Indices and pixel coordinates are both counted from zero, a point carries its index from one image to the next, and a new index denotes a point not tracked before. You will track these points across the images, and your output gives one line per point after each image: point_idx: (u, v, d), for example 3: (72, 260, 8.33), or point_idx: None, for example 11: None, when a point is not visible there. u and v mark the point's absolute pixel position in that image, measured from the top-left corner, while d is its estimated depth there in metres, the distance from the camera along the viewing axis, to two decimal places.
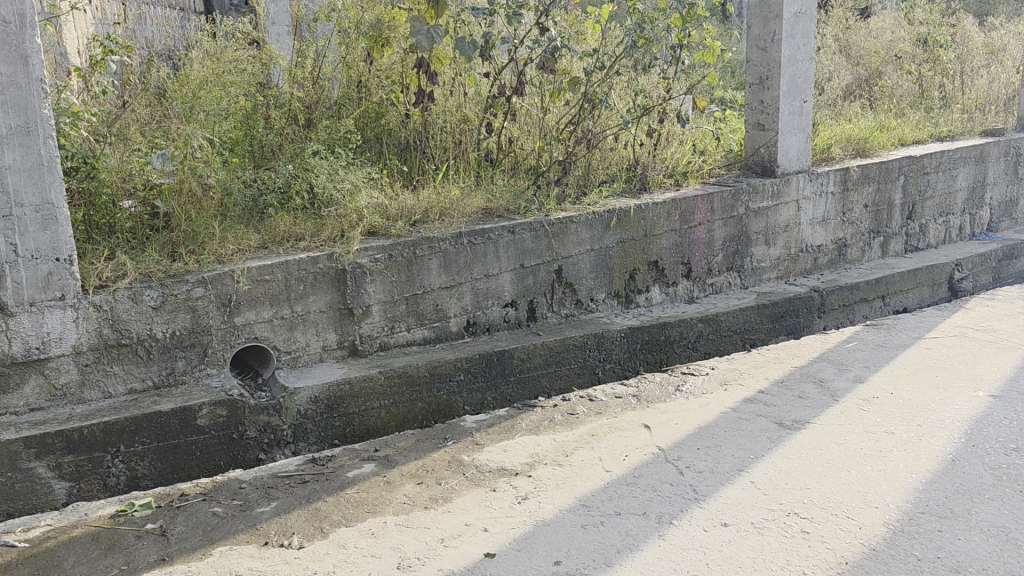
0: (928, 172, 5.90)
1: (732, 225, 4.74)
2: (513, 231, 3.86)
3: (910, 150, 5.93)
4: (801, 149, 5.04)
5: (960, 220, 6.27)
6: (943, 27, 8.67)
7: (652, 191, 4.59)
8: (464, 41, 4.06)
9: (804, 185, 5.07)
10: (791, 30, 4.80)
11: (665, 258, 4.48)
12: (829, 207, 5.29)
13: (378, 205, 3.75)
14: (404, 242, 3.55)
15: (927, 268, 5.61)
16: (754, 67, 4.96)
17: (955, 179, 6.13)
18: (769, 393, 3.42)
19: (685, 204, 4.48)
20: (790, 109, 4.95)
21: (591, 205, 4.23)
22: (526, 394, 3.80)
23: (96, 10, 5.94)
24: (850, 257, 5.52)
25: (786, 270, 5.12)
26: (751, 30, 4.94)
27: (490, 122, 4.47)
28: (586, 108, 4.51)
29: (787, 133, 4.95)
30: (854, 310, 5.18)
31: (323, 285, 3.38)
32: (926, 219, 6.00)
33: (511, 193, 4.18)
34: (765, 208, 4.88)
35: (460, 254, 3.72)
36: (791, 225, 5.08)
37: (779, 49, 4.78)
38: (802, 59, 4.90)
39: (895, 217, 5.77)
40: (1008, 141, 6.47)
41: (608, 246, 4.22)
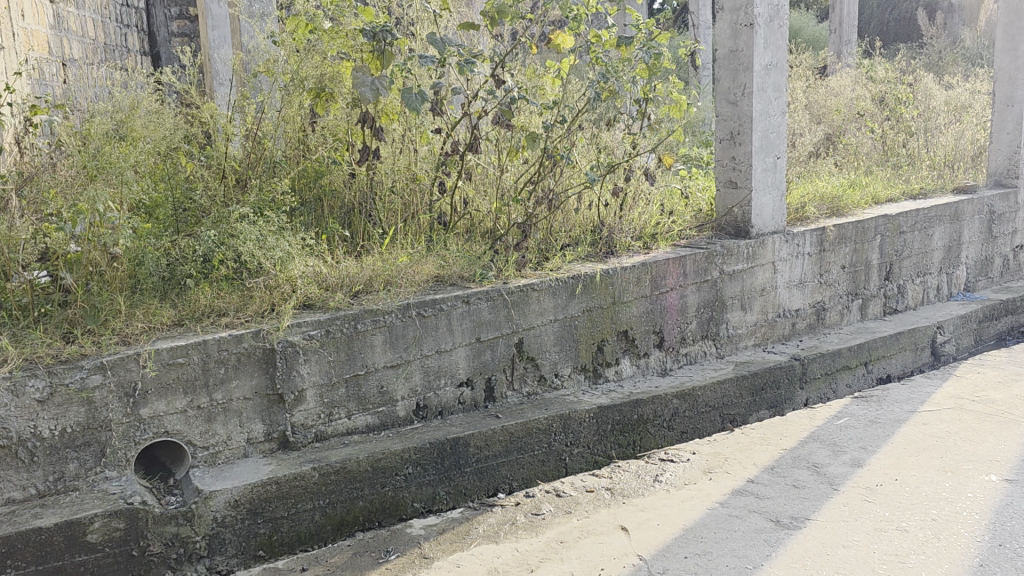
0: (904, 231, 5.65)
1: (706, 290, 4.40)
2: (468, 301, 3.46)
3: (884, 208, 5.69)
4: (776, 208, 4.76)
5: (938, 280, 6.01)
6: (904, 85, 8.59)
7: (621, 255, 4.25)
8: (412, 92, 3.71)
9: (779, 246, 4.77)
10: (762, 83, 4.57)
11: (635, 327, 4.10)
12: (806, 269, 4.98)
13: (316, 273, 3.33)
14: (344, 316, 3.13)
15: (909, 331, 5.30)
16: (724, 121, 4.69)
17: (931, 238, 5.89)
18: (759, 483, 3.02)
19: (656, 268, 4.13)
20: (763, 166, 4.66)
21: (553, 271, 3.85)
22: (484, 487, 3.35)
23: (33, 70, 5.58)
24: (829, 321, 5.20)
25: (763, 337, 4.78)
26: (720, 83, 4.69)
27: (442, 181, 4.10)
28: (547, 165, 4.17)
29: (760, 191, 4.67)
30: (837, 379, 4.83)
31: (248, 367, 2.93)
32: (904, 279, 5.73)
33: (466, 258, 3.80)
34: (740, 271, 4.56)
35: (408, 328, 3.30)
36: (768, 289, 4.75)
37: (751, 102, 4.53)
38: (774, 114, 4.66)
39: (873, 278, 5.48)
40: (981, 198, 6.27)
41: (573, 316, 3.84)
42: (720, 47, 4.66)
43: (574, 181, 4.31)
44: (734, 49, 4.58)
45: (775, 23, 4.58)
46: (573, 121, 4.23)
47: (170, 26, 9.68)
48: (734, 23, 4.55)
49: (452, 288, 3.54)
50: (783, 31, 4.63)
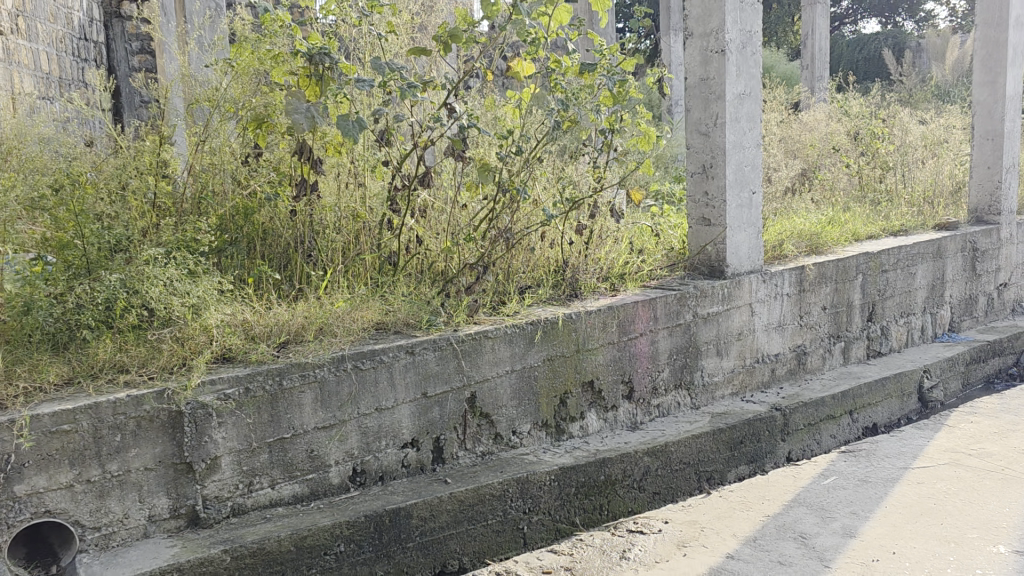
0: (886, 270, 5.36)
1: (679, 336, 4.05)
2: (412, 352, 3.09)
3: (865, 245, 5.41)
4: (752, 246, 4.45)
5: (922, 320, 5.72)
6: (879, 120, 8.40)
7: (585, 297, 3.91)
8: (349, 119, 3.28)
9: (756, 287, 4.46)
10: (735, 113, 4.28)
11: (601, 377, 3.74)
12: (785, 311, 4.67)
13: (238, 322, 2.95)
14: (266, 371, 2.75)
15: (895, 376, 4.99)
16: (694, 154, 4.39)
17: (914, 277, 5.60)
18: (740, 559, 2.66)
19: (624, 312, 3.79)
20: (738, 201, 4.35)
21: (510, 317, 3.50)
22: (429, 562, 2.97)
23: None
24: (811, 366, 4.88)
25: (741, 385, 4.44)
26: (691, 114, 4.39)
27: (390, 219, 3.74)
28: (505, 200, 3.83)
29: (735, 228, 4.35)
30: (821, 430, 4.49)
31: (151, 433, 2.54)
32: (888, 320, 5.43)
33: (413, 303, 3.43)
34: (715, 314, 4.22)
35: (343, 383, 2.92)
36: (745, 332, 4.42)
37: (723, 134, 4.23)
38: (748, 145, 4.37)
39: (855, 320, 5.17)
40: (964, 235, 6.01)
41: (533, 366, 3.47)
42: (690, 75, 4.36)
43: (534, 217, 3.98)
44: (705, 77, 4.29)
45: (748, 50, 4.30)
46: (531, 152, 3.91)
47: (129, 60, 9.38)
48: (704, 50, 4.27)
49: (395, 337, 3.17)
50: (756, 59, 4.35)
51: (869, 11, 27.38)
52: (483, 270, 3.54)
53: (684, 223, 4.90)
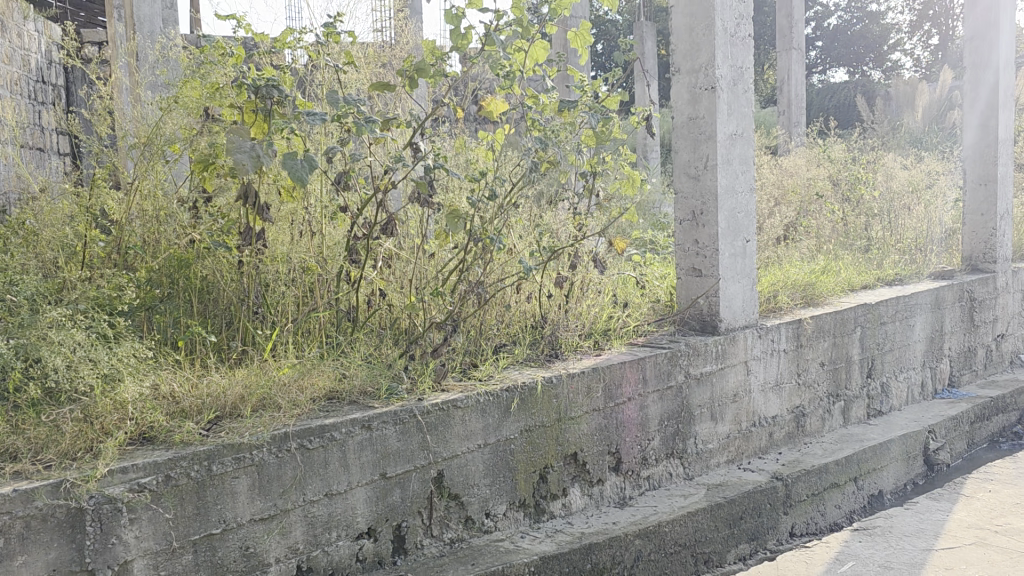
0: (885, 322, 5.03)
1: (670, 399, 3.66)
2: (369, 426, 2.67)
3: (862, 296, 5.08)
4: (746, 298, 4.09)
5: (921, 375, 5.39)
6: (863, 165, 8.17)
7: (568, 358, 3.51)
8: (295, 158, 2.84)
9: (752, 343, 4.09)
10: (727, 155, 3.95)
11: (586, 448, 3.33)
12: (782, 368, 4.29)
13: (163, 397, 2.52)
14: (192, 454, 2.31)
15: (900, 438, 4.62)
16: (683, 199, 4.05)
17: (912, 330, 5.28)
18: None
19: (610, 374, 3.39)
20: (731, 250, 3.99)
21: (484, 382, 3.09)
22: None
23: None
24: (810, 429, 4.49)
25: (737, 451, 4.04)
26: (679, 156, 4.05)
27: (347, 271, 3.33)
28: (478, 250, 3.45)
29: (729, 279, 3.99)
30: (825, 500, 4.09)
31: (43, 536, 2.08)
32: (887, 376, 5.08)
33: (372, 368, 3.01)
34: (708, 373, 3.84)
35: (286, 466, 2.49)
36: (741, 394, 4.04)
37: (716, 177, 3.89)
38: (741, 190, 4.03)
39: (854, 377, 4.81)
40: (962, 284, 5.71)
41: (509, 439, 3.06)
42: (678, 114, 4.04)
43: (509, 269, 3.59)
44: (693, 116, 3.96)
45: (739, 87, 3.99)
46: (507, 197, 3.54)
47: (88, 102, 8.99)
48: (692, 87, 3.95)
49: (351, 408, 2.75)
50: (748, 97, 4.04)
51: (839, 60, 27.70)
52: (453, 322, 3.11)
53: (671, 274, 4.54)
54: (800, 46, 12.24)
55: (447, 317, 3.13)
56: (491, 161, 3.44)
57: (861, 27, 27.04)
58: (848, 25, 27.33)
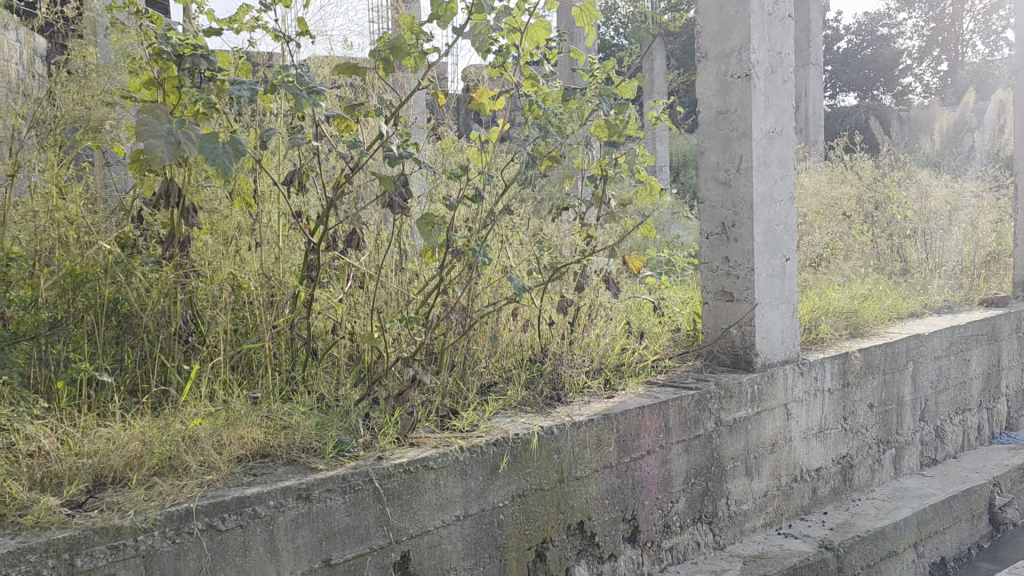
0: (940, 356, 4.37)
1: (697, 451, 2.99)
2: (306, 496, 2.01)
3: (912, 326, 4.42)
4: (786, 327, 3.43)
5: (978, 417, 4.71)
6: (894, 182, 7.54)
7: (573, 401, 2.84)
8: (216, 141, 2.13)
9: (793, 382, 3.42)
10: (764, 156, 3.30)
11: (595, 516, 2.65)
12: (826, 412, 3.62)
13: (30, 458, 1.93)
14: (45, 545, 1.66)
15: (963, 494, 3.94)
16: (710, 210, 3.40)
17: (968, 364, 4.61)
18: None
19: (625, 422, 2.73)
20: (768, 270, 3.33)
21: (464, 433, 2.43)
22: None
23: None
24: (858, 482, 3.81)
25: (776, 512, 3.36)
26: (706, 158, 3.40)
27: (300, 292, 2.69)
28: (461, 268, 2.80)
29: (766, 305, 3.33)
30: (882, 572, 3.40)
31: None
32: (942, 418, 4.41)
33: (323, 417, 2.36)
34: (742, 419, 3.18)
35: (187, 556, 1.83)
36: (780, 443, 3.37)
37: (752, 181, 3.24)
38: (781, 198, 3.38)
39: (906, 420, 4.14)
40: (1020, 312, 5.05)
41: (496, 507, 2.39)
42: (704, 108, 3.40)
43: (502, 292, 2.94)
44: (723, 110, 3.32)
45: (778, 76, 3.35)
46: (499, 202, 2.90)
47: None
48: (722, 75, 3.31)
49: (286, 471, 2.09)
50: (787, 88, 3.40)
51: (849, 85, 27.18)
52: (425, 352, 2.44)
53: (694, 299, 3.88)
54: (818, 62, 11.62)
55: (416, 345, 2.46)
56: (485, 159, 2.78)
57: (872, 51, 26.53)
58: (859, 49, 26.82)
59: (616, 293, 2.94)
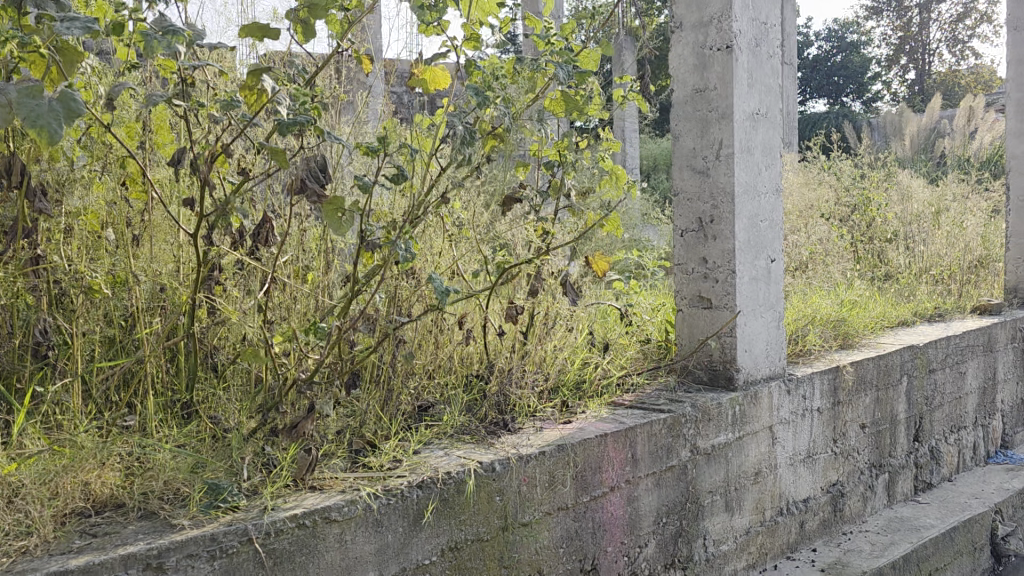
0: (935, 369, 3.97)
1: (670, 485, 2.54)
2: (155, 567, 1.53)
3: (904, 337, 4.01)
4: (771, 338, 2.99)
5: (973, 436, 4.33)
6: (874, 184, 7.17)
7: (522, 428, 2.38)
8: (41, 97, 1.60)
9: (778, 401, 2.99)
10: (747, 142, 2.86)
11: (547, 569, 2.19)
12: (815, 434, 3.19)
13: None
14: None
15: (964, 524, 3.54)
16: (684, 203, 2.95)
17: (964, 378, 4.22)
18: None
19: (584, 453, 2.27)
20: (751, 273, 2.89)
21: (381, 473, 1.95)
22: None
23: None
24: (849, 513, 3.39)
25: (759, 552, 2.92)
26: (680, 143, 2.96)
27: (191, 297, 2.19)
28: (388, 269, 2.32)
29: (748, 313, 2.89)
30: None
31: None
32: (936, 438, 4.01)
33: (204, 458, 1.86)
34: (721, 446, 2.73)
35: None
36: (764, 471, 2.93)
37: (733, 170, 2.80)
38: (765, 190, 2.95)
39: (900, 441, 3.73)
40: (1015, 321, 4.68)
41: (420, 565, 1.92)
42: (679, 86, 2.94)
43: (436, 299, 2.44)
44: (701, 88, 2.87)
45: (763, 50, 2.91)
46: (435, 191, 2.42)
47: None
48: (699, 47, 2.86)
49: (137, 530, 1.61)
50: (773, 65, 2.97)
51: (818, 91, 27.04)
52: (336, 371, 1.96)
53: (667, 305, 3.44)
54: None
55: (322, 363, 1.98)
56: (423, 140, 2.29)
57: (841, 57, 26.40)
58: (828, 55, 26.71)
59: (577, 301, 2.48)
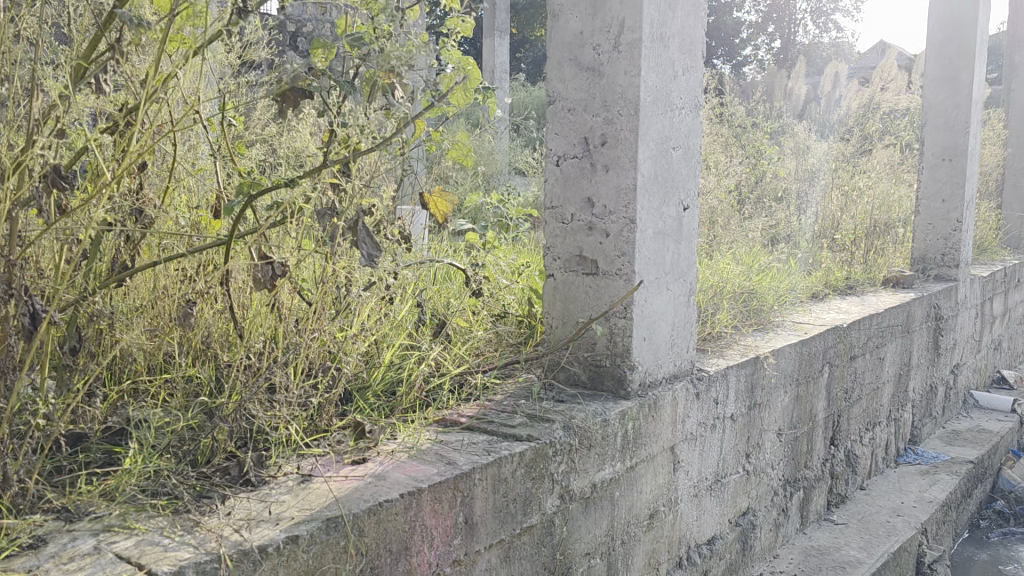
0: (856, 355, 3.21)
1: (527, 557, 1.60)
2: None
3: (822, 314, 3.23)
4: (677, 320, 2.08)
5: (885, 433, 3.63)
6: (765, 136, 6.45)
7: (277, 477, 1.37)
8: None
9: (685, 409, 2.10)
10: (659, 26, 1.90)
11: None
12: (726, 450, 2.33)
13: None
14: None
15: (893, 555, 2.80)
16: (563, 116, 1.96)
17: (883, 364, 3.50)
18: None
19: (375, 528, 1.29)
20: (656, 224, 1.96)
21: None
22: None
23: None
24: (759, 548, 2.57)
25: None
26: (561, 25, 1.96)
27: None
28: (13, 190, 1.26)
29: (650, 284, 1.96)
30: None
31: None
32: (852, 439, 3.27)
33: None
34: (604, 483, 1.81)
35: None
36: (662, 512, 2.04)
37: (639, 66, 1.84)
38: (679, 103, 2.00)
39: (817, 447, 2.95)
40: (931, 297, 4.02)
41: None
42: None
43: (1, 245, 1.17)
44: None
45: None
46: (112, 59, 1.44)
47: None
48: None
49: None
50: None
51: None
52: None
53: (534, 268, 2.49)
54: None
55: None
56: None
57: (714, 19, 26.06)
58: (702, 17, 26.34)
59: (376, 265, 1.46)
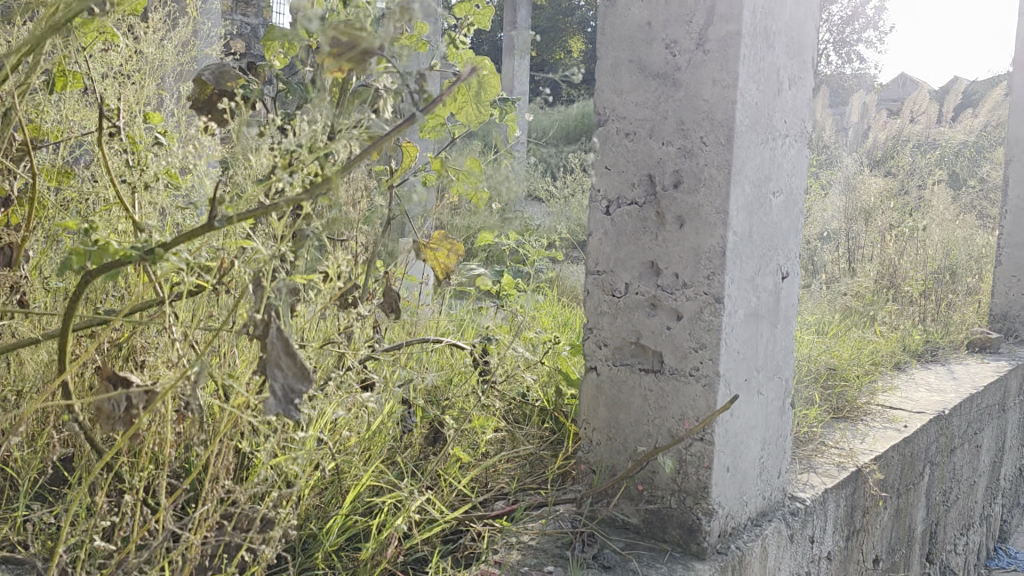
0: (956, 447, 2.58)
1: None
2: None
3: (914, 394, 2.61)
4: (768, 433, 1.47)
5: (978, 534, 3.00)
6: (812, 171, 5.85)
7: None
8: None
9: (778, 561, 1.48)
10: (763, 14, 1.30)
11: None
12: None
13: None
14: None
15: None
16: (617, 143, 1.36)
17: (980, 452, 2.87)
18: None
19: None
20: (748, 302, 1.35)
21: None
22: None
23: None
24: None
25: None
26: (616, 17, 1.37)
27: None
28: None
29: (738, 388, 1.35)
30: None
31: None
32: (948, 549, 2.64)
33: None
34: None
35: None
36: None
37: (736, 73, 1.24)
38: (782, 127, 1.40)
39: (914, 568, 2.32)
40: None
41: None
42: None
43: None
44: None
45: None
46: None
47: None
48: None
49: None
50: None
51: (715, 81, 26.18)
52: None
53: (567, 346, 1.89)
54: None
55: None
56: None
57: None
58: None
59: (296, 409, 0.72)
